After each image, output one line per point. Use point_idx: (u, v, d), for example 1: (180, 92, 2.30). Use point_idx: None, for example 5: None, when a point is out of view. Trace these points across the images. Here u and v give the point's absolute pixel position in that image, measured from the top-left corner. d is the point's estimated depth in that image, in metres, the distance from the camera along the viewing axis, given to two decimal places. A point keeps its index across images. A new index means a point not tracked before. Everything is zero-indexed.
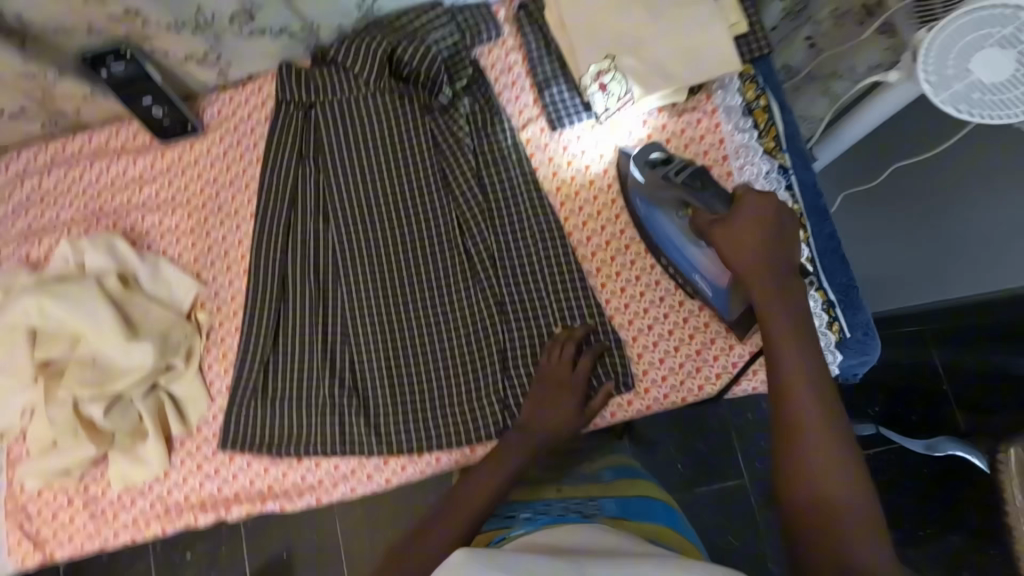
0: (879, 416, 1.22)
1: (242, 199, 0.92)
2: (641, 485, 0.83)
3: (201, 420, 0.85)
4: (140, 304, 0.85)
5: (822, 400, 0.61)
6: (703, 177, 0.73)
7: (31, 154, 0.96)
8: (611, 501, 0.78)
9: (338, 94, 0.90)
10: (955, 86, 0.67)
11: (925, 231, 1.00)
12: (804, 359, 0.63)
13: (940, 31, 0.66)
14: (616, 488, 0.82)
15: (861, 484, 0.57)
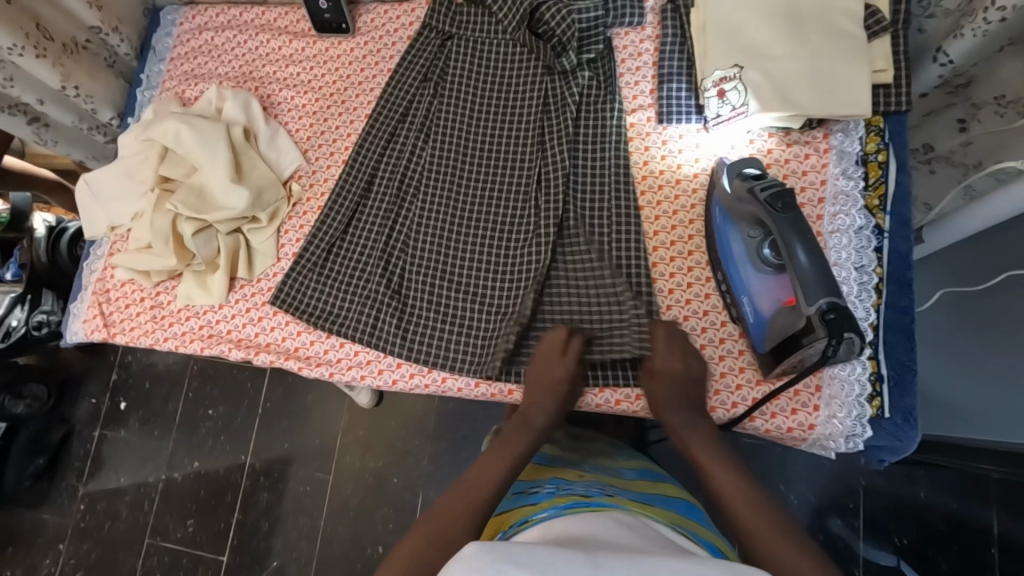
0: (905, 549, 1.17)
1: (364, 100, 1.02)
2: (664, 487, 0.81)
3: (264, 273, 0.96)
4: (252, 158, 0.97)
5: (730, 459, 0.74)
6: (786, 200, 0.71)
7: (215, 12, 1.12)
8: (632, 491, 0.77)
9: (477, 34, 0.97)
10: None
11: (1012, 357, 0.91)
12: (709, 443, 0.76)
13: None
14: (637, 484, 0.81)
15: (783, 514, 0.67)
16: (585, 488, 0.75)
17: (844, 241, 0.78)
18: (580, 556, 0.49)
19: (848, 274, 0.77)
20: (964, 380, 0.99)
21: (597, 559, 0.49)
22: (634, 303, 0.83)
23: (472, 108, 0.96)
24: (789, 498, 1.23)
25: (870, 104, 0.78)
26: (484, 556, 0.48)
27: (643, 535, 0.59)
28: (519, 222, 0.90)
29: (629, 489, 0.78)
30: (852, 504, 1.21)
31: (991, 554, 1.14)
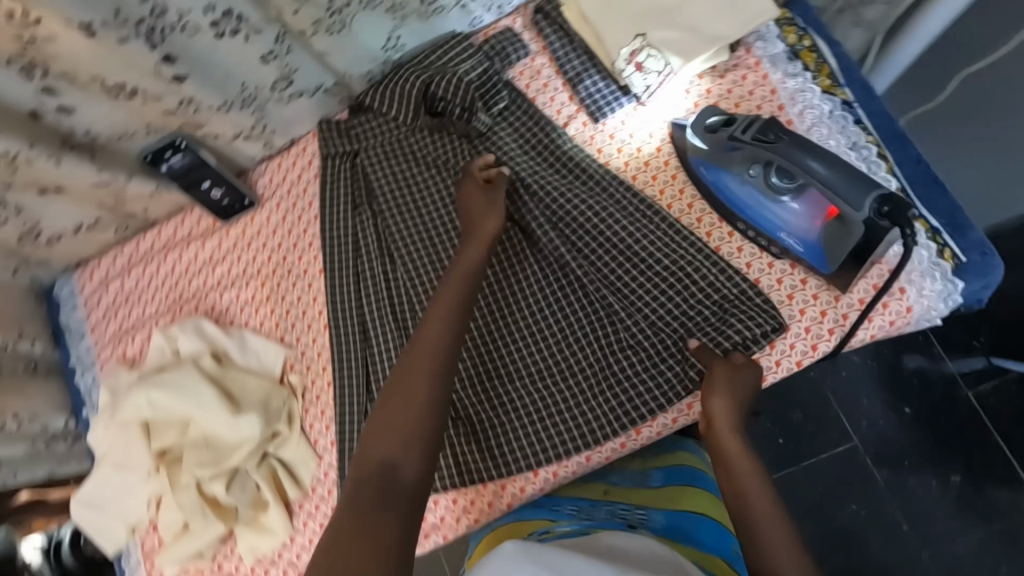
0: (987, 344, 1.21)
1: (308, 259, 0.95)
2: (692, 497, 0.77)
3: (314, 479, 0.86)
4: (237, 377, 0.88)
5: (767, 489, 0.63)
6: (774, 129, 0.70)
7: (110, 259, 1.02)
8: (656, 514, 0.76)
9: (381, 139, 0.92)
10: None
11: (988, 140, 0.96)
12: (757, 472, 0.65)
13: None
14: (667, 497, 0.79)
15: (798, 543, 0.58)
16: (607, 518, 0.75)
17: (825, 131, 0.78)
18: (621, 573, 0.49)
19: (850, 157, 0.76)
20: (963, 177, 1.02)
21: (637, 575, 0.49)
22: (692, 294, 0.78)
23: (414, 205, 0.91)
24: (869, 361, 1.25)
25: (774, 4, 0.79)
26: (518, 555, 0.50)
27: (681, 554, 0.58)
28: (527, 280, 0.85)
29: (656, 509, 0.77)
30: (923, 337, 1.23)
31: None
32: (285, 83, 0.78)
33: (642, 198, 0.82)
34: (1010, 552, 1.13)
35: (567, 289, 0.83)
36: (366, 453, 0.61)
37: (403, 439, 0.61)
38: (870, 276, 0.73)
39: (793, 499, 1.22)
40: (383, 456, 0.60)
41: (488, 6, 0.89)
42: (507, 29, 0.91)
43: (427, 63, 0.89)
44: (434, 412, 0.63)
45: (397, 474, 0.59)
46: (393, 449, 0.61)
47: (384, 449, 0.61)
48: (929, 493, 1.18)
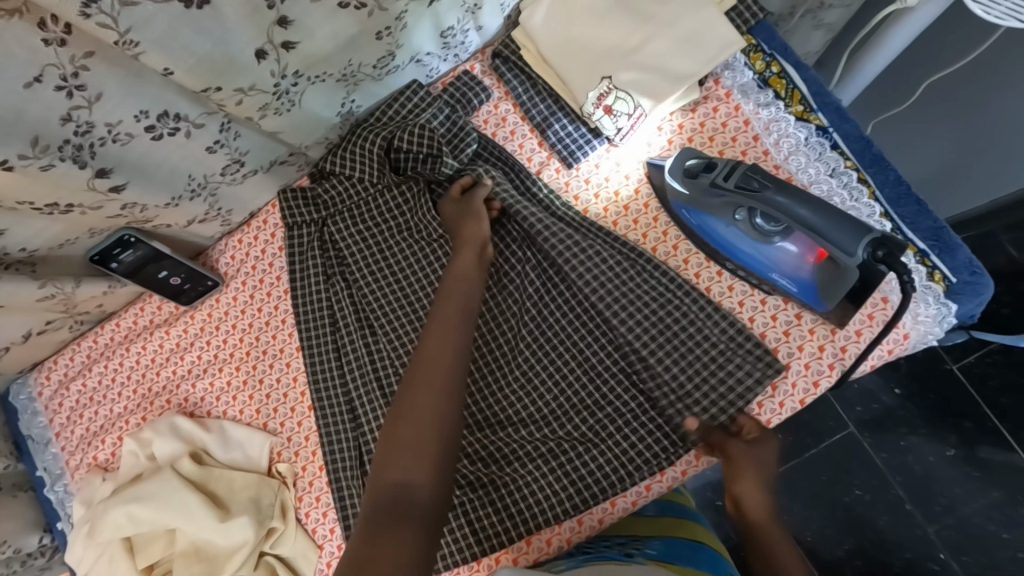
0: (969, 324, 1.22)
1: (283, 337, 0.89)
2: (688, 528, 0.84)
3: (318, 571, 0.82)
4: (221, 476, 0.83)
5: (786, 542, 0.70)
6: (759, 176, 0.68)
7: (67, 357, 0.94)
8: (657, 542, 0.79)
9: (347, 202, 0.87)
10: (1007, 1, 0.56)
11: (956, 130, 0.95)
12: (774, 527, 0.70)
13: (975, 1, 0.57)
14: (661, 526, 0.84)
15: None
16: (607, 548, 0.78)
17: (803, 159, 0.76)
18: None
19: (830, 185, 0.75)
20: (935, 169, 1.02)
21: None
22: (693, 337, 0.74)
23: (390, 267, 0.86)
24: None
25: (740, 35, 0.75)
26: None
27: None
28: (518, 335, 0.82)
29: (654, 537, 0.81)
30: None
31: None
32: (237, 166, 0.73)
33: (628, 245, 0.79)
34: (1012, 517, 1.15)
35: (559, 342, 0.80)
36: (381, 481, 0.60)
37: (420, 458, 0.60)
38: (865, 306, 0.72)
39: (798, 500, 1.22)
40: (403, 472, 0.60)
41: (444, 57, 0.83)
42: (466, 74, 0.86)
43: (387, 119, 0.84)
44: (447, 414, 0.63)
45: (411, 496, 0.58)
46: (409, 467, 0.60)
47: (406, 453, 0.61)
48: (926, 468, 1.19)
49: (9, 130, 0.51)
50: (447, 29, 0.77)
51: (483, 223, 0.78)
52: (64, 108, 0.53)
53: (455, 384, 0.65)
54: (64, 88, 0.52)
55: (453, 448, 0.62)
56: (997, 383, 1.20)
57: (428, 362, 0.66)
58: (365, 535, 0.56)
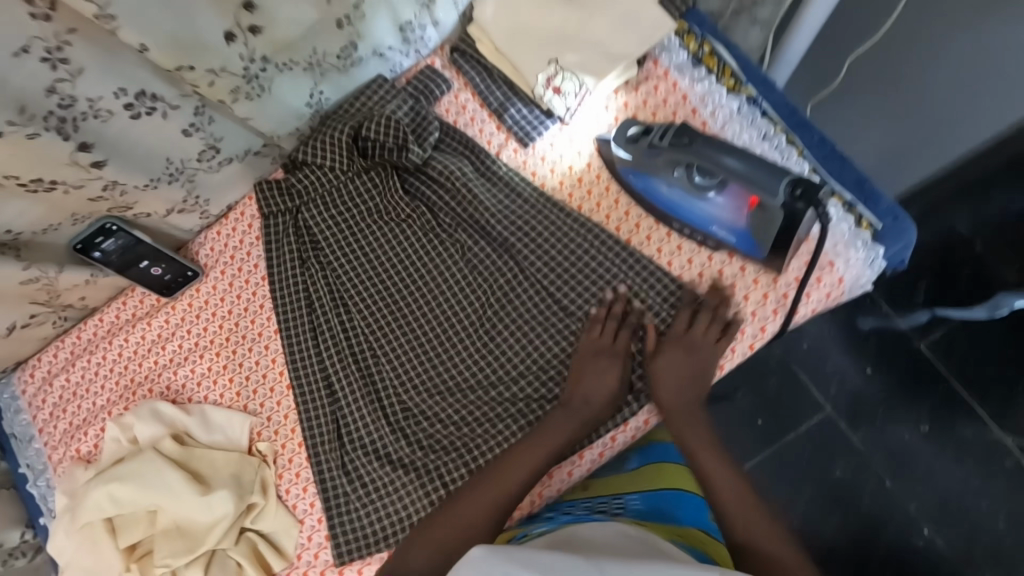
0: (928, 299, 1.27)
1: (261, 321, 0.93)
2: (672, 473, 0.83)
3: (299, 547, 0.83)
4: (203, 456, 0.85)
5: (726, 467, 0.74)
6: (689, 132, 0.76)
7: (51, 353, 0.97)
8: (638, 500, 0.80)
9: (319, 190, 0.91)
10: None
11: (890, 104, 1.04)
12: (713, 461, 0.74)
13: None
14: (642, 476, 0.84)
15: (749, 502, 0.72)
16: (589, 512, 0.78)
17: (737, 127, 0.83)
18: (589, 567, 0.55)
19: (763, 148, 0.82)
20: (872, 139, 1.12)
21: (600, 564, 0.56)
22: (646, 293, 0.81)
23: (364, 252, 0.90)
24: (826, 329, 1.31)
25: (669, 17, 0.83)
26: (490, 559, 0.56)
27: (648, 547, 0.65)
28: (485, 305, 0.85)
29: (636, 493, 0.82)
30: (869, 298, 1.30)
31: None
32: (213, 152, 0.78)
33: (581, 217, 0.85)
34: (987, 483, 1.19)
35: (540, 349, 0.83)
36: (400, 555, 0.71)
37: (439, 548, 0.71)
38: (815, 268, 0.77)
39: (778, 474, 1.25)
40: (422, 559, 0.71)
41: (405, 52, 0.89)
42: (425, 66, 0.93)
43: (354, 110, 0.89)
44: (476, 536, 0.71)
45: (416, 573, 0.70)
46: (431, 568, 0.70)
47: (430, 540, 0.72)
48: (898, 440, 1.24)
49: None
50: (405, 23, 0.84)
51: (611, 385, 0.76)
52: (48, 79, 0.58)
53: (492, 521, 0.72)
54: (48, 61, 0.58)
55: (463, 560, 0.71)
56: (958, 355, 1.26)
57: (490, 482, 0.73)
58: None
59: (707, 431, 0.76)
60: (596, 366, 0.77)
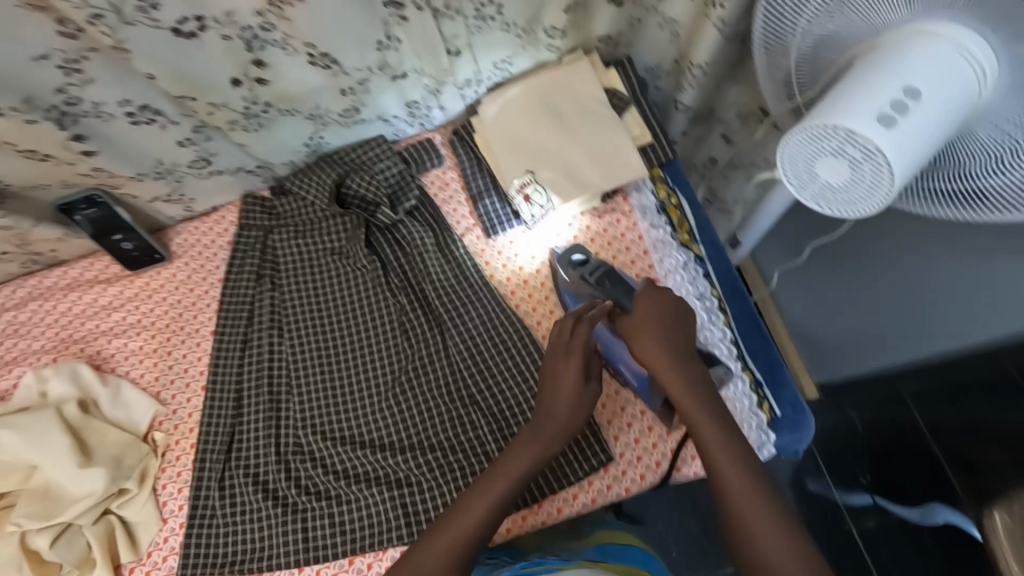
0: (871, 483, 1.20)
1: (203, 319, 0.98)
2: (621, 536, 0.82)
3: (152, 545, 0.85)
4: (99, 429, 0.89)
5: (735, 450, 0.67)
6: (611, 278, 0.84)
7: (9, 289, 1.03)
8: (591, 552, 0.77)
9: (295, 219, 0.99)
10: (819, 176, 0.63)
11: (852, 289, 1.11)
12: (720, 443, 0.68)
13: (802, 146, 0.63)
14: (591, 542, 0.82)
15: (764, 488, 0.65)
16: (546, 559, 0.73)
17: (678, 279, 0.88)
18: None
19: (696, 305, 0.86)
20: (826, 318, 1.15)
21: None
22: None
23: (315, 286, 0.96)
24: None
25: (643, 164, 0.90)
26: None
27: None
28: (403, 369, 0.90)
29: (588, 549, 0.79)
30: (812, 463, 1.23)
31: (933, 451, 1.18)
32: (204, 163, 0.86)
33: (514, 316, 0.90)
34: None
35: (435, 427, 0.86)
36: None
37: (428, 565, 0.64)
38: None
39: None
40: None
41: (410, 123, 0.98)
42: (426, 139, 1.01)
43: (347, 160, 0.98)
44: (467, 543, 0.66)
45: None
46: None
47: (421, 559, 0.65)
48: None
49: (8, 86, 0.65)
50: (412, 102, 0.92)
51: (576, 397, 0.75)
52: (59, 82, 0.68)
53: (480, 535, 0.67)
54: (64, 69, 0.67)
55: (473, 564, 0.66)
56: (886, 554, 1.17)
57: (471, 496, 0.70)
58: None
59: (707, 419, 0.69)
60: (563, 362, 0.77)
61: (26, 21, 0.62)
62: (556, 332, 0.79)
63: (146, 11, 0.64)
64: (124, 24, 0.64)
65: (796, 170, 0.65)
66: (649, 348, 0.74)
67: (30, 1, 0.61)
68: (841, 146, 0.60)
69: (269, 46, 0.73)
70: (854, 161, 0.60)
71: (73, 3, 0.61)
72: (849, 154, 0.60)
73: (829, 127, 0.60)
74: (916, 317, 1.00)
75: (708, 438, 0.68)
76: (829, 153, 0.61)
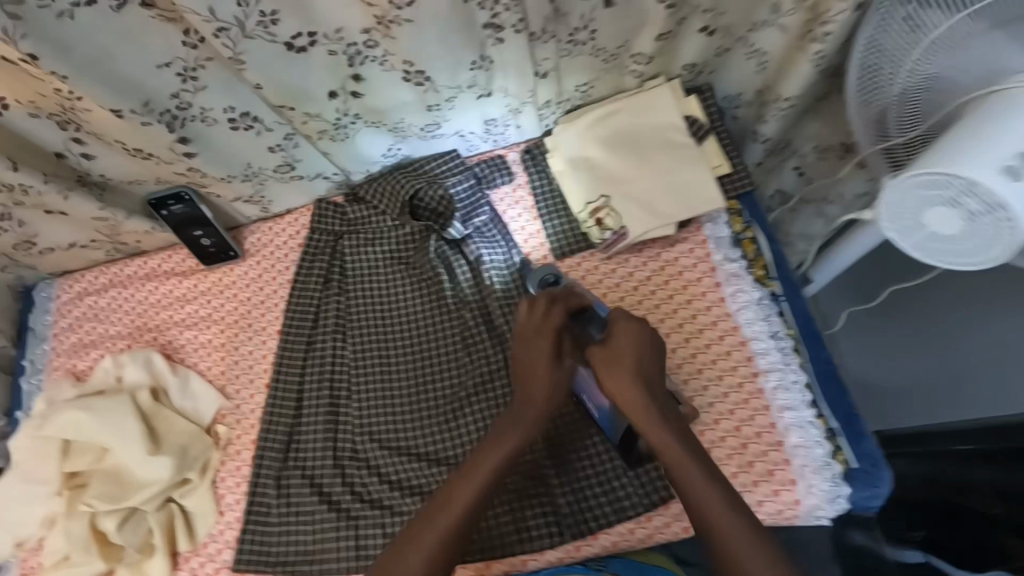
0: None
1: (270, 317, 1.01)
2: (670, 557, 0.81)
3: (209, 535, 0.87)
4: (167, 417, 0.92)
5: (712, 483, 0.69)
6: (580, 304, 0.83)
7: (93, 275, 1.08)
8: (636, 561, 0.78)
9: (366, 226, 1.01)
10: (927, 225, 0.60)
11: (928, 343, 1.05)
12: (699, 477, 0.70)
13: (913, 193, 0.60)
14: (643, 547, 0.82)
15: (744, 519, 0.68)
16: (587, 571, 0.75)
17: (751, 315, 0.86)
18: None
19: (768, 344, 0.84)
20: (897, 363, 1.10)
21: None
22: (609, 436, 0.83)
23: (380, 295, 0.97)
24: None
25: (721, 196, 0.88)
26: None
27: None
28: (462, 384, 0.90)
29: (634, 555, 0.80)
30: None
31: None
32: (288, 168, 0.88)
33: None
34: None
35: None
36: None
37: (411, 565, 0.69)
38: (777, 481, 0.78)
39: None
40: None
41: (485, 139, 0.98)
42: (498, 155, 1.02)
43: (420, 171, 0.99)
44: (449, 539, 0.70)
45: None
46: None
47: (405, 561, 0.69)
48: None
49: (131, 91, 0.70)
50: (491, 119, 0.92)
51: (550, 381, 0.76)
52: (175, 89, 0.72)
53: (460, 531, 0.71)
54: (182, 76, 0.71)
55: (454, 556, 0.72)
56: None
57: (452, 494, 0.73)
58: None
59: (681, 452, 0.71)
60: (538, 363, 0.76)
61: (154, 32, 0.66)
62: (520, 346, 0.78)
63: (265, 25, 0.68)
64: (243, 37, 0.68)
65: (898, 216, 0.62)
66: (621, 380, 0.73)
67: (161, 14, 0.65)
68: (960, 196, 0.58)
69: (370, 62, 0.76)
70: (971, 214, 0.58)
71: (203, 16, 0.64)
72: (967, 206, 0.58)
73: (948, 175, 0.57)
74: (998, 381, 0.93)
75: (683, 471, 0.70)
76: (944, 203, 0.58)
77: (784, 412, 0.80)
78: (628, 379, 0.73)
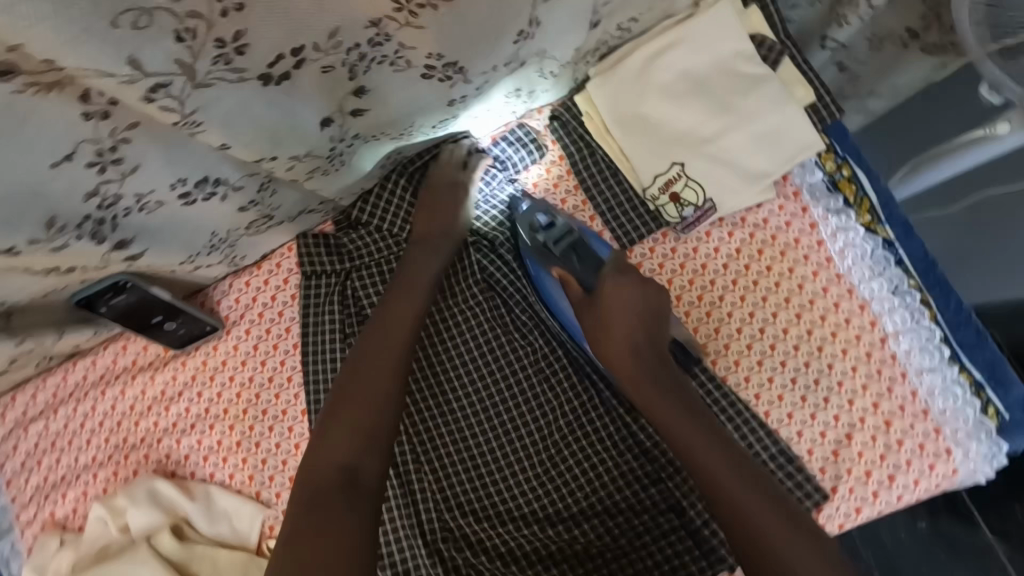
0: None
1: (287, 397, 0.79)
2: None
3: None
4: (203, 555, 0.74)
5: (699, 422, 0.65)
6: (577, 251, 0.75)
7: (28, 394, 0.82)
8: None
9: (376, 256, 0.79)
10: None
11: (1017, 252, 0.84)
12: (675, 414, 0.65)
13: None
14: None
15: (724, 445, 0.64)
16: None
17: (867, 273, 0.74)
18: None
19: (892, 304, 0.73)
20: None
21: None
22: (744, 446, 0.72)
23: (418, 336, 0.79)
24: None
25: (819, 136, 0.72)
26: None
27: None
28: (552, 424, 0.76)
29: None
30: None
31: None
32: (264, 220, 0.70)
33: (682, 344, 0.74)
34: None
35: (606, 485, 0.74)
36: (314, 466, 0.62)
37: (352, 439, 0.63)
38: (928, 454, 0.70)
39: None
40: (345, 456, 0.62)
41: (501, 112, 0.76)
42: (521, 128, 0.79)
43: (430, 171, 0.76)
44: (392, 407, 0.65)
45: (359, 477, 0.61)
46: (351, 459, 0.62)
47: (348, 439, 0.63)
48: None
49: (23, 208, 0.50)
50: (516, 91, 0.71)
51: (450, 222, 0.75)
52: (92, 184, 0.52)
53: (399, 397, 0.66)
54: (97, 164, 0.51)
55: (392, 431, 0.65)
56: None
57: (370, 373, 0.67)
58: (306, 511, 0.58)
59: (672, 393, 0.67)
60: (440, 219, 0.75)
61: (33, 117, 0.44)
62: (439, 239, 0.75)
63: (226, 59, 0.47)
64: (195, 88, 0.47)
65: None
66: (613, 330, 0.70)
67: (37, 80, 0.42)
68: None
69: (378, 63, 0.55)
70: None
71: (120, 76, 0.43)
72: None
73: None
74: None
75: (654, 402, 0.66)
76: None
77: (923, 375, 0.71)
78: (624, 339, 0.69)
